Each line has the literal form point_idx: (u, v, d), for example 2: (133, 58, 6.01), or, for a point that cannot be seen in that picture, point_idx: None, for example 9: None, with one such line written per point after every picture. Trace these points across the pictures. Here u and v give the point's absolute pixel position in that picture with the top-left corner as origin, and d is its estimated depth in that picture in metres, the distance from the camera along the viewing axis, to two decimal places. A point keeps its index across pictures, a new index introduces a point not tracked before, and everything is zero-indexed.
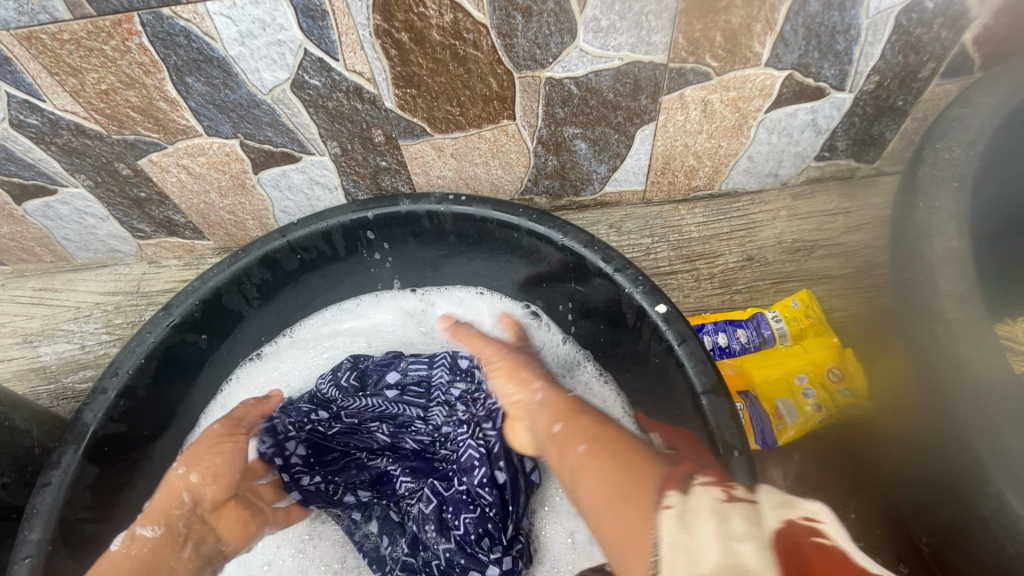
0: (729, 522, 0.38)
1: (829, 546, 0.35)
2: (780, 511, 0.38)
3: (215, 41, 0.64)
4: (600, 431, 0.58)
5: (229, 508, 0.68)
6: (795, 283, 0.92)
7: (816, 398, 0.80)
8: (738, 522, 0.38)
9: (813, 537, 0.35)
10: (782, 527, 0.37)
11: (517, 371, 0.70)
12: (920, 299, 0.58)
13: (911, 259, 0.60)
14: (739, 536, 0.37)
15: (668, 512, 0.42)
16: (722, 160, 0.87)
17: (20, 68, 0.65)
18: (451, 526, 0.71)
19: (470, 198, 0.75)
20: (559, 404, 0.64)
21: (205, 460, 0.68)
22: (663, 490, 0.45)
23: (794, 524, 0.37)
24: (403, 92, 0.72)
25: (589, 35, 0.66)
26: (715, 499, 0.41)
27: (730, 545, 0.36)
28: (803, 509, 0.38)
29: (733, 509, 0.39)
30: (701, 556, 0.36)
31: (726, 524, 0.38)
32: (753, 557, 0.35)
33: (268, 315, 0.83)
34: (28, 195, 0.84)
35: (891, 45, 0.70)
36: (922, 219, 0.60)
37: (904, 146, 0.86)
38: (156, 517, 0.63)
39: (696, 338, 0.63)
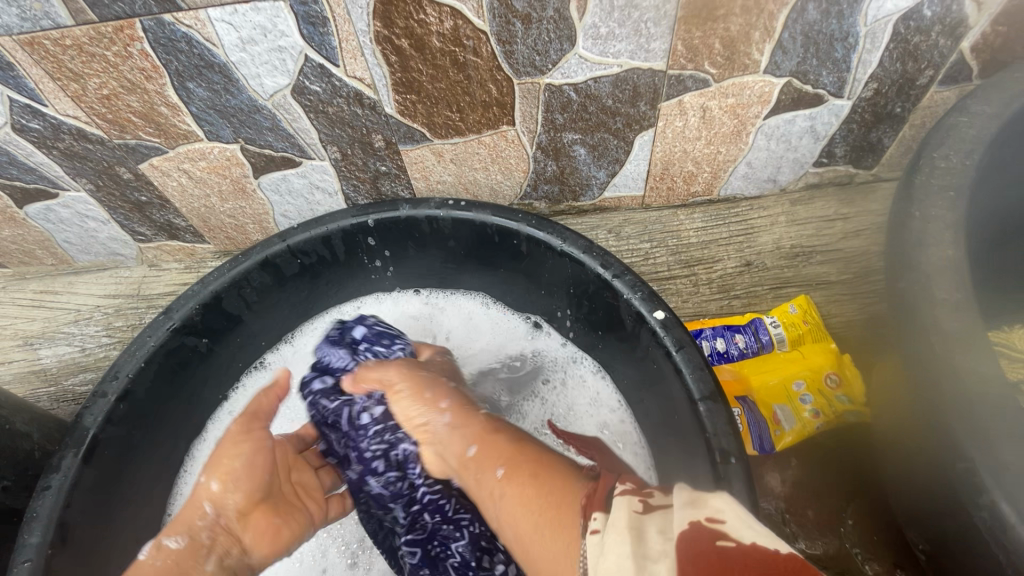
0: (643, 538, 0.37)
1: (731, 546, 0.34)
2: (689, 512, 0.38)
3: (216, 47, 0.64)
4: (512, 450, 0.59)
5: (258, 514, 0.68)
6: (793, 288, 0.92)
7: (813, 403, 0.80)
8: (655, 537, 0.37)
9: (716, 541, 0.34)
10: (688, 530, 0.36)
11: (424, 393, 0.71)
12: (913, 308, 0.58)
13: (906, 268, 0.60)
14: (655, 556, 0.35)
15: (594, 536, 0.41)
16: (720, 166, 0.88)
17: (22, 73, 0.65)
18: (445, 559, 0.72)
19: (469, 203, 0.76)
20: (472, 425, 0.65)
21: (224, 465, 0.67)
22: (588, 508, 0.44)
23: (700, 527, 0.36)
24: (403, 97, 0.72)
25: (588, 42, 0.67)
26: (630, 509, 0.41)
27: (645, 563, 0.35)
28: (709, 507, 0.38)
29: (651, 522, 0.39)
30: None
31: (641, 543, 0.37)
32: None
33: (268, 319, 0.83)
34: (30, 199, 0.85)
35: (889, 52, 0.71)
36: (918, 228, 0.60)
37: (902, 153, 0.86)
38: (179, 529, 0.63)
39: (694, 345, 0.64)
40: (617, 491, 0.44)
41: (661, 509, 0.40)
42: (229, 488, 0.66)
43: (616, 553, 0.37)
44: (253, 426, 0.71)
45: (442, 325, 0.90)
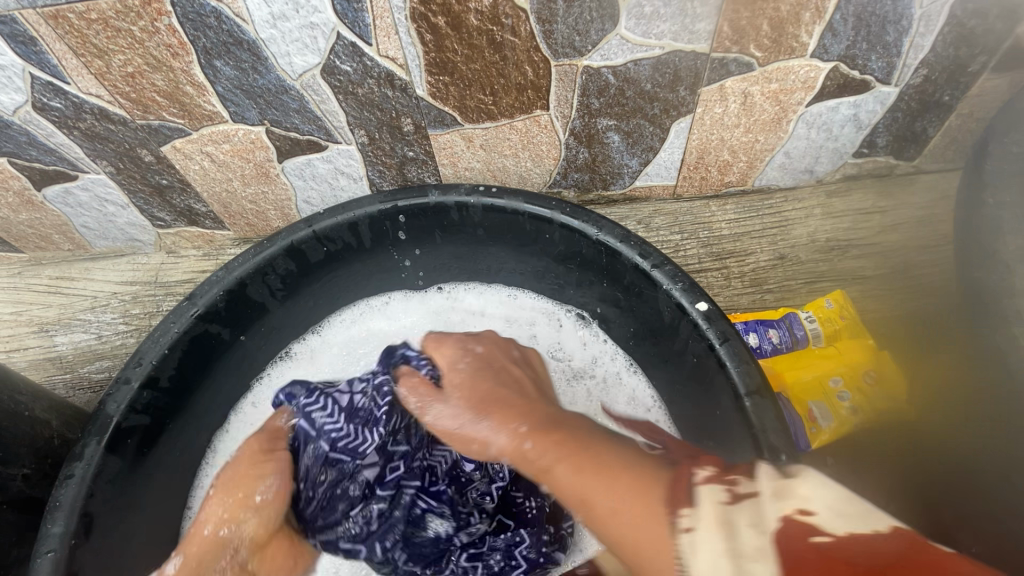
0: (736, 536, 0.34)
1: (828, 540, 0.32)
2: (778, 504, 0.35)
3: (247, 23, 0.62)
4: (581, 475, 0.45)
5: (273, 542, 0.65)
6: (827, 283, 0.89)
7: (852, 401, 0.77)
8: (747, 533, 0.34)
9: (811, 539, 0.32)
10: (781, 524, 0.34)
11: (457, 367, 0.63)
12: (995, 297, 0.62)
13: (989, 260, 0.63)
14: (752, 553, 0.33)
15: (687, 535, 0.36)
16: (757, 155, 0.85)
17: (45, 49, 0.63)
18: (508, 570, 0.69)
19: (501, 189, 0.73)
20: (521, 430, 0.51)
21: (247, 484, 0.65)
22: (674, 502, 0.38)
23: (791, 524, 0.33)
24: (436, 79, 0.70)
25: (631, 21, 0.64)
26: (715, 501, 0.37)
27: (741, 565, 0.32)
28: (798, 496, 0.35)
29: (741, 515, 0.35)
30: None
31: (735, 537, 0.34)
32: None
33: (293, 309, 0.81)
34: (49, 181, 0.83)
35: (943, 36, 0.68)
36: (993, 215, 0.62)
37: (946, 143, 0.84)
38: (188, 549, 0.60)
39: (738, 337, 0.61)
40: (701, 482, 0.39)
41: (749, 499, 0.36)
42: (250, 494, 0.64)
43: (710, 551, 0.34)
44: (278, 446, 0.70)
45: (466, 314, 0.87)
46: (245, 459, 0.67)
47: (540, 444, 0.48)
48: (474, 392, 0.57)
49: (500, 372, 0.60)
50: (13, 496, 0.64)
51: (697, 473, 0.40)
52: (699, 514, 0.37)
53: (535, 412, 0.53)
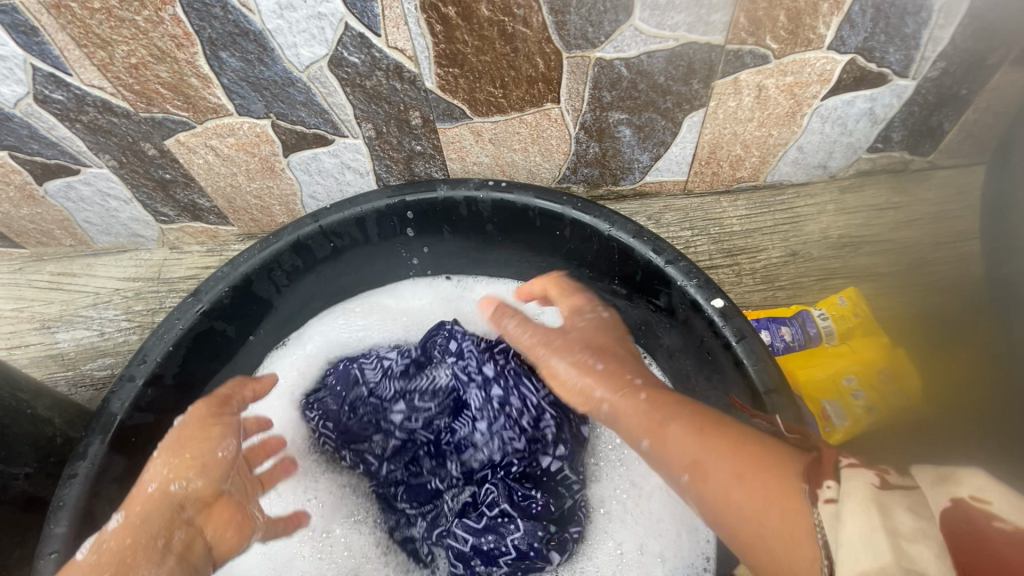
0: (892, 515, 0.34)
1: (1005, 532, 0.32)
2: (942, 491, 0.36)
3: (253, 13, 0.60)
4: (700, 434, 0.49)
5: (221, 504, 0.61)
6: (840, 280, 0.88)
7: (866, 400, 0.77)
8: (901, 514, 0.34)
9: (993, 522, 0.33)
10: (950, 506, 0.35)
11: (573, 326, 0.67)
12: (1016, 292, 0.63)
13: (1015, 255, 0.63)
14: (909, 534, 0.34)
15: (827, 506, 0.38)
16: (770, 150, 0.84)
17: (47, 40, 0.62)
18: (498, 557, 0.67)
19: (510, 184, 0.72)
20: (642, 412, 0.54)
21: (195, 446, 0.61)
22: (814, 478, 0.40)
23: (966, 508, 0.34)
24: (445, 71, 0.69)
25: (645, 12, 0.63)
26: (866, 482, 0.37)
27: (900, 544, 0.33)
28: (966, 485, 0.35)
29: (894, 498, 0.35)
30: (863, 553, 0.34)
31: (888, 516, 0.34)
32: (935, 563, 0.32)
33: (299, 305, 0.80)
34: (50, 175, 0.81)
35: (963, 28, 0.66)
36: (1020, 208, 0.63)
37: (962, 138, 0.82)
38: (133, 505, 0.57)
39: (755, 334, 0.60)
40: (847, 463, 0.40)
41: (903, 487, 0.36)
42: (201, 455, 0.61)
43: (859, 525, 0.35)
44: (226, 411, 0.66)
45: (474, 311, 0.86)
46: (191, 419, 0.64)
47: (654, 403, 0.54)
48: (593, 338, 0.64)
49: (622, 337, 0.65)
50: (14, 497, 0.64)
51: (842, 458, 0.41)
52: (842, 488, 0.38)
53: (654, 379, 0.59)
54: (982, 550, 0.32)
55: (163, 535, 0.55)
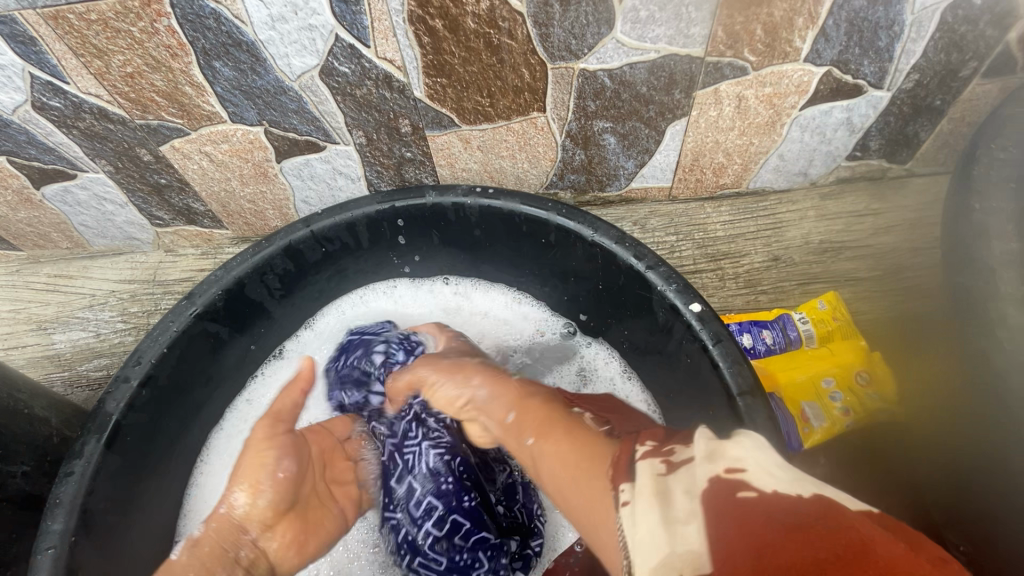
0: (672, 501, 0.36)
1: (753, 498, 0.33)
2: (710, 465, 0.37)
3: (246, 25, 0.62)
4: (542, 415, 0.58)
5: (288, 519, 0.68)
6: (821, 285, 0.90)
7: (844, 401, 0.78)
8: (680, 496, 0.36)
9: (739, 492, 0.34)
10: (712, 487, 0.35)
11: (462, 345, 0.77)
12: (971, 300, 0.66)
13: (970, 264, 0.66)
14: (684, 517, 0.35)
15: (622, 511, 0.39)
16: (752, 158, 0.86)
17: (45, 49, 0.63)
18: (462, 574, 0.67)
19: (497, 191, 0.74)
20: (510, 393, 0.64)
21: (256, 475, 0.66)
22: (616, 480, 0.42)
23: (720, 481, 0.35)
24: (433, 81, 0.70)
25: (626, 25, 0.64)
26: (653, 473, 0.40)
27: (674, 530, 0.34)
28: (727, 458, 0.37)
29: (676, 481, 0.38)
30: (651, 550, 0.35)
31: (669, 505, 0.36)
32: (696, 538, 0.33)
33: (291, 308, 0.82)
34: (48, 179, 0.83)
35: (934, 42, 0.68)
36: (980, 220, 0.66)
37: (938, 146, 0.85)
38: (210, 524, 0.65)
39: (731, 338, 0.62)
40: (640, 455, 0.42)
41: (683, 465, 0.39)
42: (260, 482, 0.66)
43: (647, 522, 0.36)
44: (277, 431, 0.70)
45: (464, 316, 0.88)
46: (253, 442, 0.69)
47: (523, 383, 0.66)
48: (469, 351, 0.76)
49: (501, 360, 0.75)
50: (12, 494, 0.65)
51: (639, 450, 0.43)
52: (635, 488, 0.40)
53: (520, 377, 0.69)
54: (737, 517, 0.32)
55: (235, 549, 0.64)
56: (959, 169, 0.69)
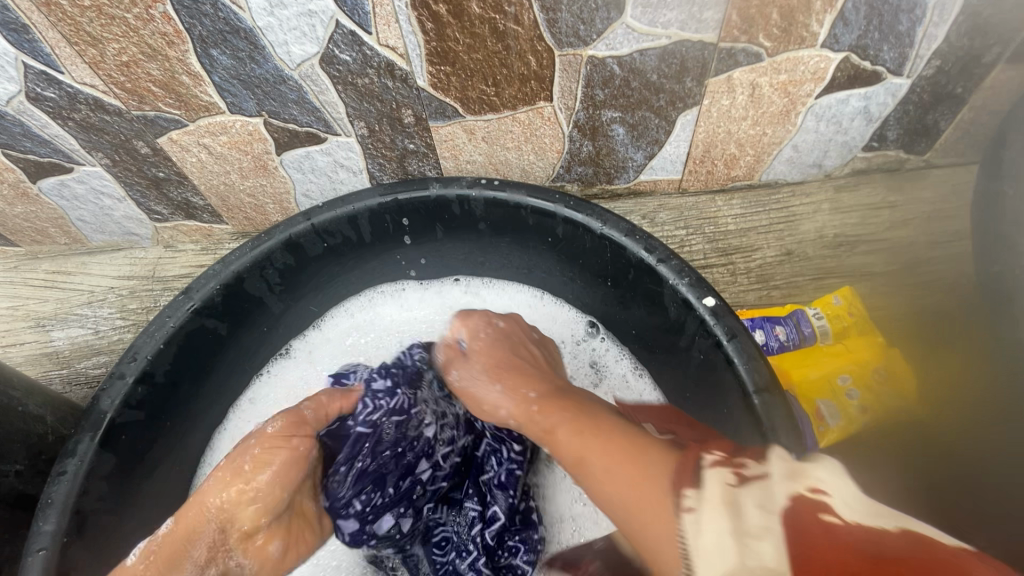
0: (743, 515, 0.36)
1: (838, 522, 0.34)
2: (790, 484, 0.37)
3: (243, 10, 0.60)
4: (581, 437, 0.53)
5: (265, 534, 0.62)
6: (836, 280, 0.88)
7: (861, 400, 0.76)
8: (753, 511, 0.36)
9: (823, 515, 0.34)
10: (791, 506, 0.35)
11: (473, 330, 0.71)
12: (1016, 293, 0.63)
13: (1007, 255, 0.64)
14: (757, 533, 0.35)
15: (687, 516, 0.39)
16: (765, 149, 0.83)
17: (38, 37, 0.62)
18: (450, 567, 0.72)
19: (503, 183, 0.72)
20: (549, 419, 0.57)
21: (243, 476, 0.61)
22: (679, 485, 0.41)
23: (802, 500, 0.36)
24: (437, 69, 0.68)
25: (637, 10, 0.62)
26: (723, 482, 0.39)
27: (747, 543, 0.34)
28: (808, 479, 0.37)
29: (747, 496, 0.37)
30: (718, 555, 0.35)
31: (740, 516, 0.36)
32: (774, 555, 0.33)
33: (292, 304, 0.80)
34: (44, 173, 0.81)
35: (958, 26, 0.66)
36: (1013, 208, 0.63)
37: (957, 137, 0.82)
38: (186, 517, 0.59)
39: (747, 334, 0.60)
40: (708, 463, 0.41)
41: (754, 482, 0.38)
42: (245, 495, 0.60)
43: (716, 529, 0.36)
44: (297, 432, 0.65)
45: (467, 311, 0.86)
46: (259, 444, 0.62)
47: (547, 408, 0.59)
48: (490, 359, 0.67)
49: (517, 347, 0.69)
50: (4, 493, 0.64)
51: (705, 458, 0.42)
52: (702, 496, 0.39)
53: (544, 383, 0.64)
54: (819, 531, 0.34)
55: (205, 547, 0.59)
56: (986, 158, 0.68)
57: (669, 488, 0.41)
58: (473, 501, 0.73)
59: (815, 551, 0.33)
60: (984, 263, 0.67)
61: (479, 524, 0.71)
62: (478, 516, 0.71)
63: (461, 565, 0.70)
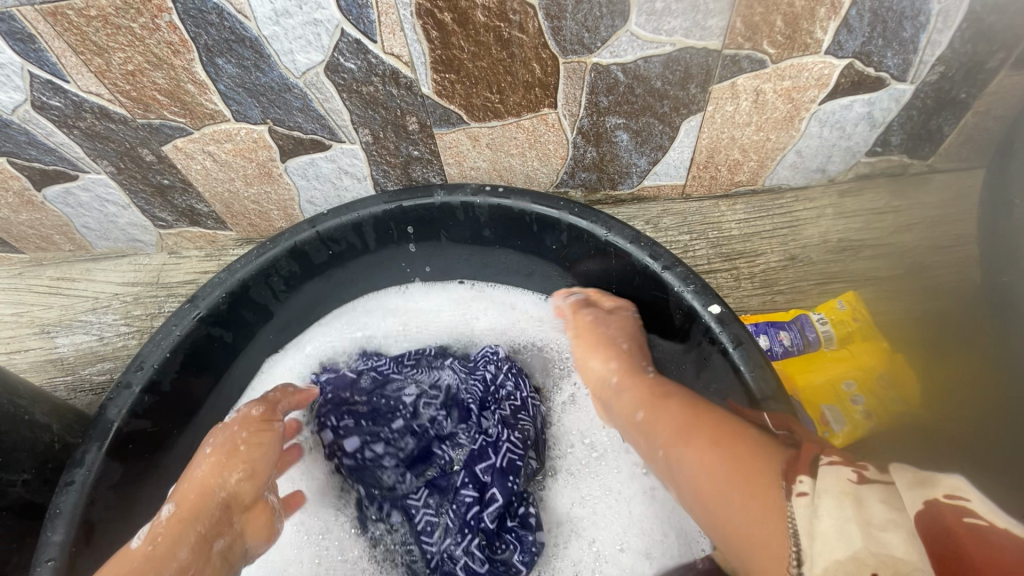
0: (866, 506, 0.36)
1: (982, 527, 0.33)
2: (920, 489, 0.36)
3: (249, 20, 0.60)
4: (691, 415, 0.54)
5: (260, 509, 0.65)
6: (840, 284, 0.88)
7: (866, 406, 0.76)
8: (876, 506, 0.36)
9: (963, 519, 0.34)
10: (925, 507, 0.35)
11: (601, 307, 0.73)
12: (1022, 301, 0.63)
13: (1011, 265, 0.64)
14: (881, 523, 0.35)
15: (801, 500, 0.40)
16: (768, 154, 0.83)
17: (44, 47, 0.62)
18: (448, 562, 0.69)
19: (508, 190, 0.72)
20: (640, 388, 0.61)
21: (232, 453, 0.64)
22: (790, 474, 0.42)
23: (937, 504, 0.35)
24: (441, 77, 0.68)
25: (641, 17, 0.62)
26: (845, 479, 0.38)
27: (872, 534, 0.35)
28: (944, 488, 0.36)
29: (870, 491, 0.37)
30: (837, 540, 0.35)
31: (861, 508, 0.36)
32: (900, 545, 0.34)
33: (296, 311, 0.80)
34: (48, 180, 0.81)
35: (961, 32, 0.66)
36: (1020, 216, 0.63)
37: (961, 141, 0.82)
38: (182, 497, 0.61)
39: (752, 341, 0.60)
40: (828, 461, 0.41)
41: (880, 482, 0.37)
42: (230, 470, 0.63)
43: (835, 515, 0.36)
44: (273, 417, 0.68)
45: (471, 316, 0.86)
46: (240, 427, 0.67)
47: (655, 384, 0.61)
48: (619, 334, 0.70)
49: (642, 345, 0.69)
50: (12, 502, 0.63)
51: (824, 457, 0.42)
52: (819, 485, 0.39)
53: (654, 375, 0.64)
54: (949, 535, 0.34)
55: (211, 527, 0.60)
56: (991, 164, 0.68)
57: (779, 476, 0.43)
58: (469, 487, 0.71)
59: (950, 550, 0.33)
60: (992, 271, 0.67)
61: (477, 507, 0.69)
62: (474, 500, 0.70)
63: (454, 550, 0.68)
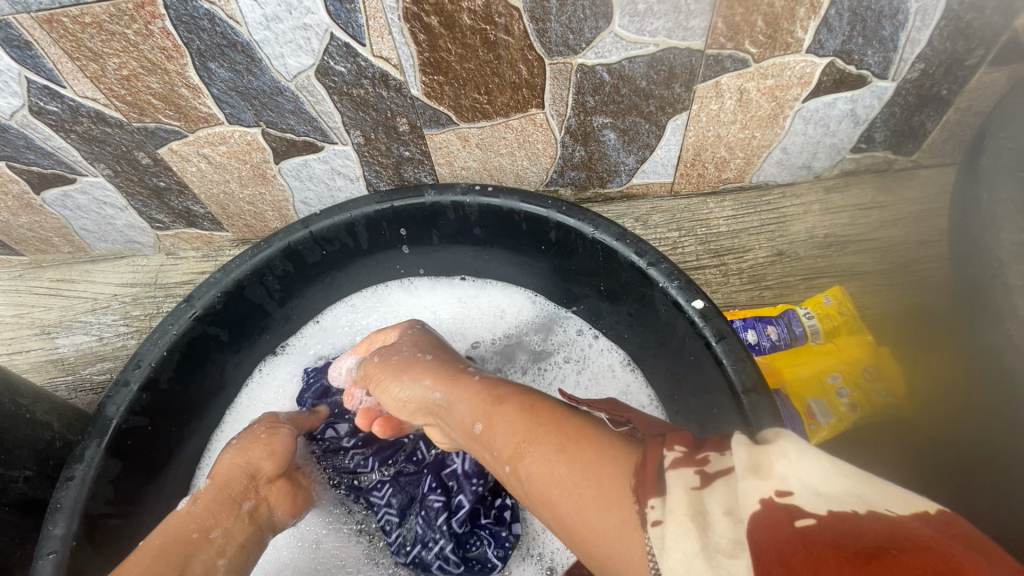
0: (711, 528, 0.31)
1: (814, 529, 0.28)
2: (754, 479, 0.32)
3: (240, 25, 0.62)
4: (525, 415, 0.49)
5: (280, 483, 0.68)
6: (826, 279, 0.89)
7: (850, 397, 0.77)
8: (720, 520, 0.31)
9: (794, 523, 0.29)
10: (758, 510, 0.30)
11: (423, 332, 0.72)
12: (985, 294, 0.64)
13: (976, 259, 0.66)
14: (729, 548, 0.30)
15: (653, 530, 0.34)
16: (755, 151, 0.85)
17: (41, 53, 0.63)
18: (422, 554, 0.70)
19: (496, 189, 0.73)
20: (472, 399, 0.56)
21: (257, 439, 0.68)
22: (641, 492, 0.36)
23: (770, 505, 0.30)
24: (430, 79, 0.70)
25: (624, 19, 0.63)
26: (687, 486, 0.34)
27: (716, 561, 0.30)
28: (774, 476, 0.31)
29: (712, 498, 0.33)
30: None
31: (707, 530, 0.31)
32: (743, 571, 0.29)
33: (291, 309, 0.82)
34: (47, 184, 0.83)
35: (940, 30, 0.67)
36: (988, 211, 0.65)
37: (944, 137, 0.83)
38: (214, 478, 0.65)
39: (735, 335, 0.61)
40: (669, 463, 0.36)
41: (721, 477, 0.34)
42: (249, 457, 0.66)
43: (682, 549, 0.31)
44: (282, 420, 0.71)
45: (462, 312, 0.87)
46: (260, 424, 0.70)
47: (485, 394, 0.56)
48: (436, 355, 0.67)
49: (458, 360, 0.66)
50: (14, 499, 0.64)
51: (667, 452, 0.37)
52: (666, 505, 0.34)
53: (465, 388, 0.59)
54: (783, 543, 0.28)
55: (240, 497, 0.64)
56: (966, 163, 0.69)
57: (631, 492, 0.37)
58: (437, 492, 0.72)
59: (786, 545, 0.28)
60: (959, 265, 0.69)
61: (444, 514, 0.70)
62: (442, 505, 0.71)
63: (427, 555, 0.70)
